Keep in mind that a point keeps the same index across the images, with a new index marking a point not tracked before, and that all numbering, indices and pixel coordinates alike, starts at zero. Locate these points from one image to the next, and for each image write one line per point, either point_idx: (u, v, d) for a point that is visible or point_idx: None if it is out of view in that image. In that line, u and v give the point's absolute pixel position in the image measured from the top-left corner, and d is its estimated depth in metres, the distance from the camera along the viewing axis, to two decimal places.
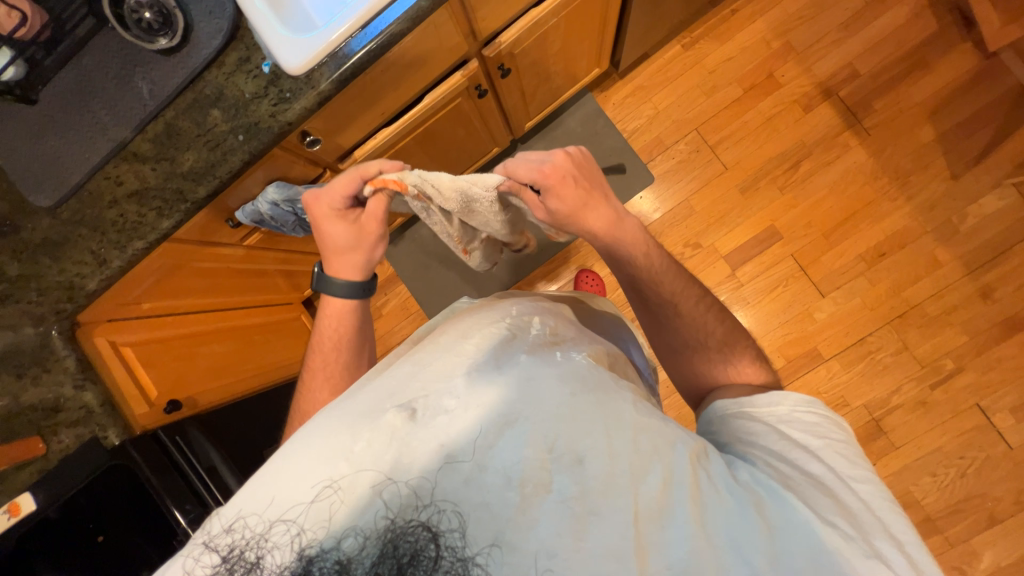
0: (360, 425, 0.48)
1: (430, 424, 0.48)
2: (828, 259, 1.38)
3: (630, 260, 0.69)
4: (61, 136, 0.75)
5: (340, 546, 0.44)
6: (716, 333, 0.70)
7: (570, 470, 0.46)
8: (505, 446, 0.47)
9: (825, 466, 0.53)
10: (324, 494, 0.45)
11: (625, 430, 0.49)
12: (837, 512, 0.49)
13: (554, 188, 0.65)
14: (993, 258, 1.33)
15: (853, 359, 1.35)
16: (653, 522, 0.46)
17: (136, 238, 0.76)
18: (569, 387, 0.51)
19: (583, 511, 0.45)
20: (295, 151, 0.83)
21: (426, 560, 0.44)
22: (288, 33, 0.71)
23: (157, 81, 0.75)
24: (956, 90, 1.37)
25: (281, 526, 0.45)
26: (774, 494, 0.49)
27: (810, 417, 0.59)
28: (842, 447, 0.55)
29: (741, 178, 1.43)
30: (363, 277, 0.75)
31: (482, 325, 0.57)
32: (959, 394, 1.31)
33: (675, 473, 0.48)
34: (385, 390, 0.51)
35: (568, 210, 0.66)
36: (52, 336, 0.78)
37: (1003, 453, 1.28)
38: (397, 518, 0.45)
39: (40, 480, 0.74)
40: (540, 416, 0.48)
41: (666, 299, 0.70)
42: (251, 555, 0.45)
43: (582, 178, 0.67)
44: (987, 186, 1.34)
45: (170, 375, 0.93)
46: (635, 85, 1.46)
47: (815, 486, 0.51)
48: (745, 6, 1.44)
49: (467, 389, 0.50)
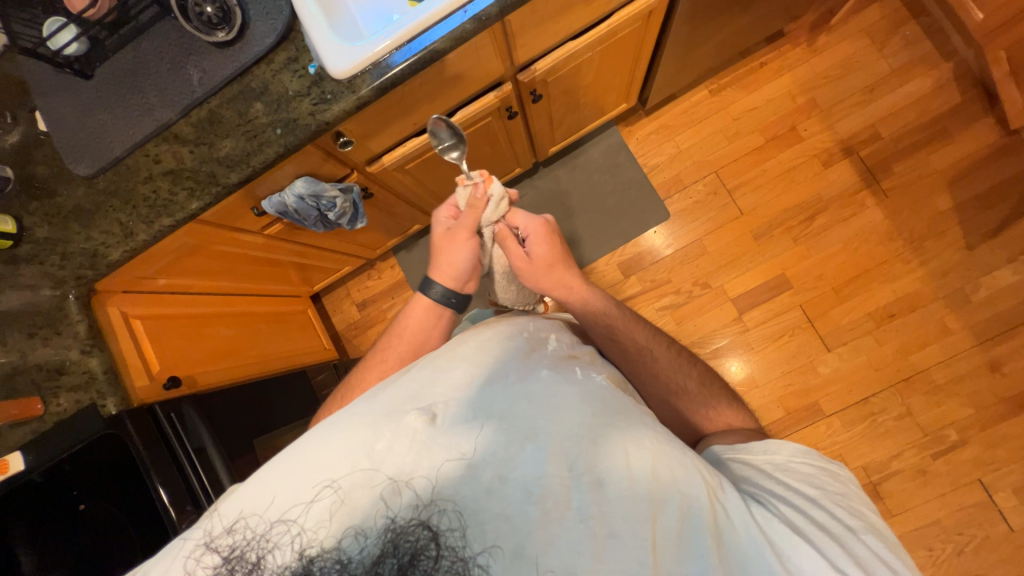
0: (383, 424, 0.49)
1: (450, 430, 0.49)
2: (837, 313, 1.38)
3: (601, 311, 0.74)
4: (110, 112, 0.79)
5: (340, 545, 0.44)
6: (691, 373, 0.72)
7: (590, 491, 0.47)
8: (526, 459, 0.47)
9: (826, 512, 0.53)
10: (324, 494, 0.46)
11: (647, 454, 0.49)
12: (848, 561, 0.49)
13: (541, 238, 0.74)
14: (1003, 332, 1.32)
15: (854, 418, 1.33)
16: (671, 551, 0.46)
17: (165, 215, 0.79)
18: (590, 407, 0.52)
19: (601, 533, 0.46)
20: (326, 150, 0.86)
21: (426, 560, 0.43)
22: (337, 39, 0.75)
23: (208, 71, 0.79)
24: (976, 162, 1.39)
25: (281, 527, 0.46)
26: (785, 539, 0.49)
27: (806, 468, 0.59)
28: (840, 497, 0.55)
29: (756, 225, 1.44)
30: (457, 285, 0.74)
31: (507, 337, 0.59)
32: (961, 467, 1.28)
33: (694, 505, 0.48)
34: (406, 391, 0.52)
35: (550, 259, 0.75)
36: (68, 300, 0.81)
37: (1003, 534, 1.23)
38: (398, 518, 0.45)
39: (33, 441, 0.75)
40: (562, 433, 0.49)
41: (643, 347, 0.72)
42: (252, 556, 0.45)
43: (558, 243, 0.76)
44: (1001, 259, 1.34)
45: (174, 352, 0.94)
46: (661, 123, 1.50)
47: (822, 531, 0.51)
48: (773, 61, 1.49)
49: (488, 402, 0.51)
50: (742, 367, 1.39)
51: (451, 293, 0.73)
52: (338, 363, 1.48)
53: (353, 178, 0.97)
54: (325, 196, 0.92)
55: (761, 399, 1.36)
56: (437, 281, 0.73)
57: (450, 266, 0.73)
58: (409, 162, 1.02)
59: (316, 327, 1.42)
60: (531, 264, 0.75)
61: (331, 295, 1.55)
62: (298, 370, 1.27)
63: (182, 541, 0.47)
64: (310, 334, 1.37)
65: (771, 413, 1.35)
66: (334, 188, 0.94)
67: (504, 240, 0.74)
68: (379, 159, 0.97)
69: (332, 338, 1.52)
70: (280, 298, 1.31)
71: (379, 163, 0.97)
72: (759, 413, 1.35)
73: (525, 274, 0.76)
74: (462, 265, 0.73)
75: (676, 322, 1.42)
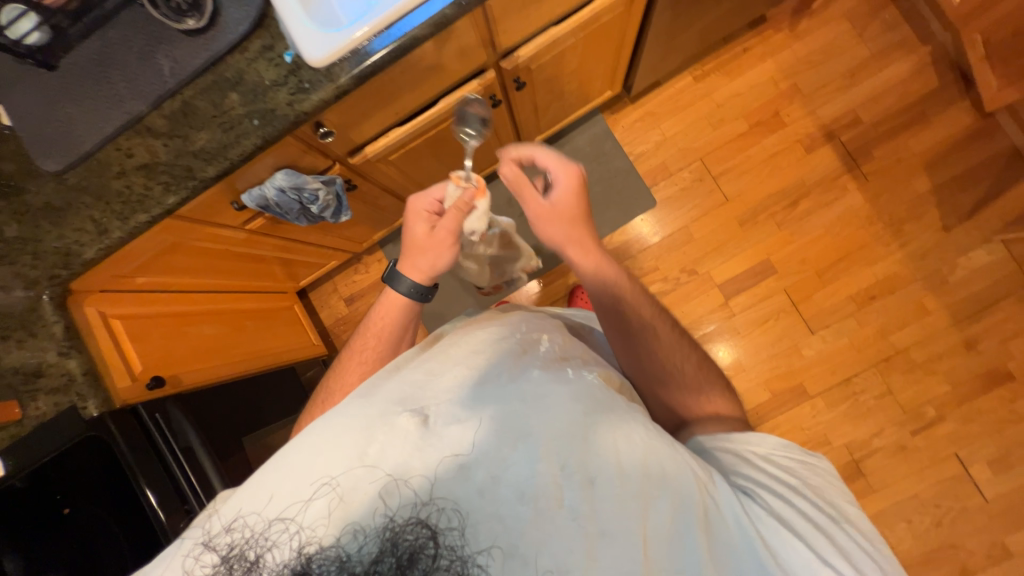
0: (375, 426, 0.49)
1: (444, 432, 0.49)
2: (820, 296, 1.41)
3: (611, 281, 0.71)
4: (77, 105, 0.76)
5: (340, 543, 0.44)
6: (690, 357, 0.72)
7: (581, 489, 0.47)
8: (518, 459, 0.48)
9: (811, 504, 0.55)
10: (323, 492, 0.46)
11: (636, 452, 0.50)
12: (834, 552, 0.51)
13: (569, 187, 0.70)
14: (978, 311, 1.36)
15: (837, 398, 1.36)
16: (661, 547, 0.47)
17: (141, 211, 0.76)
18: (581, 406, 0.52)
19: (592, 530, 0.46)
20: (306, 142, 0.84)
21: (425, 558, 0.43)
22: (313, 26, 0.73)
23: (179, 60, 0.76)
24: (952, 145, 1.42)
25: (280, 525, 0.46)
26: (775, 533, 0.51)
27: (791, 459, 0.60)
28: (823, 488, 0.57)
29: (741, 210, 1.46)
30: (427, 282, 0.73)
31: (497, 338, 0.59)
32: (939, 442, 1.32)
33: (682, 498, 0.49)
34: (398, 393, 0.52)
35: (570, 212, 0.70)
36: (42, 301, 0.77)
37: (978, 505, 1.28)
38: (397, 517, 0.45)
39: (11, 446, 0.73)
40: (553, 432, 0.49)
41: (646, 322, 0.71)
42: (251, 554, 0.45)
43: (584, 198, 0.71)
44: (977, 240, 1.38)
45: (156, 351, 0.92)
46: (645, 110, 1.50)
47: (810, 524, 0.52)
48: (756, 46, 1.49)
49: (480, 403, 0.51)
50: (730, 352, 1.41)
51: (422, 288, 0.73)
52: (328, 358, 1.47)
53: (336, 170, 0.95)
54: (307, 189, 0.91)
55: (748, 382, 1.39)
56: (408, 275, 0.72)
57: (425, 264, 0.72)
58: (392, 153, 1.00)
59: (302, 322, 1.41)
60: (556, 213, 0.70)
61: (317, 291, 1.53)
62: (286, 365, 1.26)
63: (180, 541, 0.47)
64: (297, 330, 1.36)
65: (758, 395, 1.38)
66: (316, 181, 0.92)
67: (520, 186, 0.70)
68: (361, 151, 0.95)
69: (320, 333, 1.50)
70: (264, 295, 1.29)
71: (362, 154, 0.95)
72: (746, 396, 1.38)
73: (541, 219, 0.71)
74: (440, 267, 0.73)
75: None
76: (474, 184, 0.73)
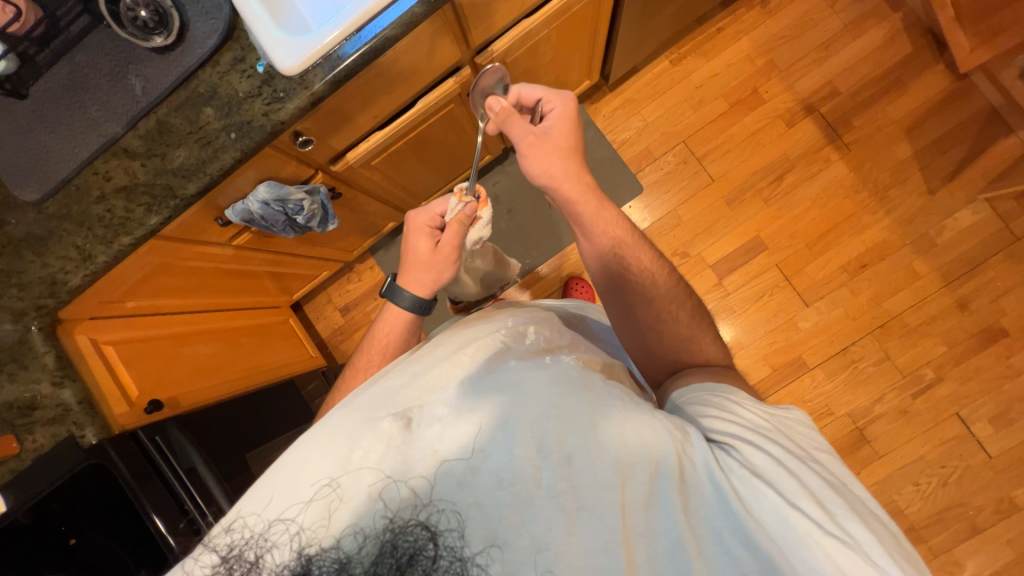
0: (359, 432, 0.49)
1: (427, 432, 0.49)
2: (812, 269, 1.42)
3: (606, 228, 0.73)
4: (51, 131, 0.75)
5: (340, 544, 0.45)
6: (685, 305, 0.73)
7: (559, 468, 0.47)
8: (496, 447, 0.48)
9: (783, 448, 0.52)
10: (322, 494, 0.46)
11: (613, 426, 0.50)
12: (805, 497, 0.47)
13: (562, 114, 0.72)
14: (968, 271, 1.37)
15: (837, 368, 1.37)
16: (638, 516, 0.47)
17: (124, 233, 0.76)
18: (558, 388, 0.52)
19: (571, 507, 0.46)
20: (286, 152, 0.83)
21: (425, 559, 0.44)
22: (283, 34, 0.72)
23: (150, 79, 0.75)
24: (931, 109, 1.43)
25: (280, 526, 0.46)
26: (749, 484, 0.48)
27: (763, 411, 0.57)
28: (794, 433, 0.55)
29: (728, 189, 1.46)
30: (430, 296, 0.74)
31: (479, 335, 0.59)
32: (939, 403, 1.34)
33: (661, 467, 0.49)
34: (381, 397, 0.51)
35: (563, 141, 0.72)
36: (31, 332, 0.76)
37: (983, 462, 1.30)
38: (397, 517, 0.46)
39: (12, 481, 0.72)
40: (529, 418, 0.49)
41: (645, 268, 0.73)
42: (250, 555, 0.45)
43: (576, 128, 0.73)
44: (961, 201, 1.39)
45: (153, 375, 0.91)
46: (625, 97, 1.50)
47: (779, 467, 0.49)
48: (730, 25, 1.49)
49: (460, 398, 0.51)
50: (728, 330, 1.41)
51: (423, 301, 0.73)
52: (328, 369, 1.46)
53: (318, 179, 0.95)
54: (291, 200, 0.91)
55: (747, 359, 1.40)
56: (409, 289, 0.72)
57: (428, 276, 0.73)
58: (374, 157, 1.00)
59: (298, 335, 1.40)
60: (545, 141, 0.72)
61: (312, 303, 1.52)
62: (287, 378, 1.25)
63: None
64: (294, 343, 1.35)
65: (758, 371, 1.39)
66: (300, 191, 0.92)
67: (511, 117, 0.73)
68: (343, 158, 0.95)
69: (318, 345, 1.49)
70: (258, 311, 1.28)
71: (343, 160, 0.95)
72: (747, 373, 1.39)
73: (533, 151, 0.72)
74: (445, 281, 0.75)
75: None
76: (476, 198, 0.75)
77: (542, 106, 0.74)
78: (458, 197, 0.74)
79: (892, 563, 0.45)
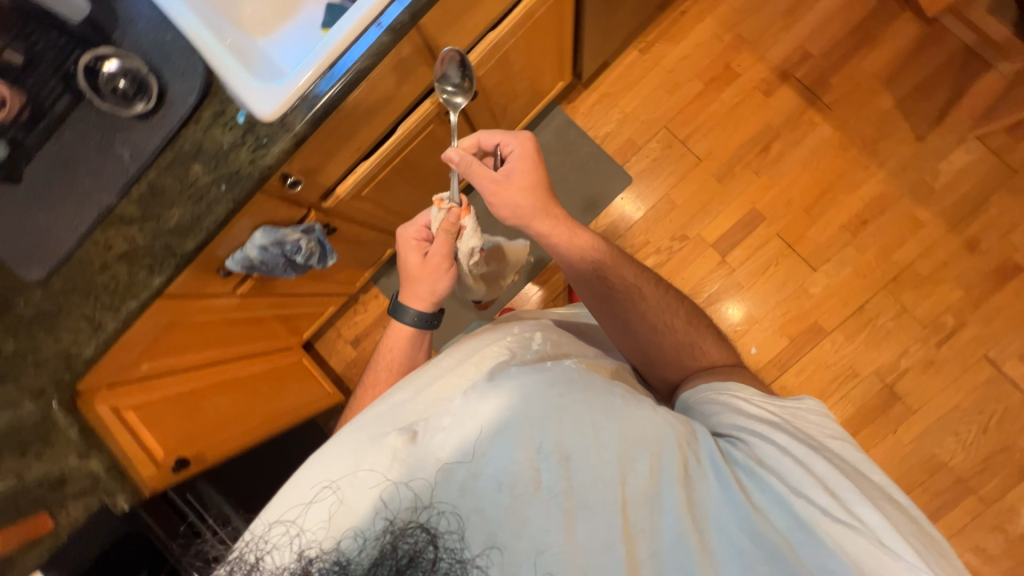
0: (364, 443, 0.49)
1: (428, 441, 0.49)
2: (814, 233, 1.41)
3: (585, 251, 0.76)
4: (49, 210, 0.77)
5: (339, 547, 0.45)
6: (679, 311, 0.74)
7: (559, 468, 0.47)
8: (496, 451, 0.48)
9: (787, 437, 0.54)
10: (323, 495, 0.47)
11: (615, 423, 0.50)
12: (812, 484, 0.49)
13: (522, 157, 0.76)
14: (972, 211, 1.35)
15: (855, 328, 1.35)
16: (642, 510, 0.47)
17: (130, 297, 0.77)
18: (558, 388, 0.51)
19: (572, 506, 0.47)
20: (277, 196, 0.84)
21: (424, 564, 0.44)
22: (259, 83, 0.74)
23: (137, 145, 0.77)
24: (906, 57, 1.43)
25: (280, 527, 0.47)
26: (754, 474, 0.50)
27: (768, 405, 0.59)
28: (799, 426, 0.57)
29: (716, 167, 1.46)
30: (432, 309, 0.75)
31: (483, 346, 0.60)
32: (966, 348, 1.31)
33: (664, 460, 0.49)
34: (387, 410, 0.52)
35: (526, 179, 0.76)
36: (52, 409, 0.76)
37: (1019, 401, 1.28)
38: (397, 520, 0.46)
39: (54, 556, 0.72)
40: (529, 419, 0.49)
41: (630, 283, 0.75)
42: (250, 556, 0.46)
43: (538, 165, 0.77)
44: (952, 142, 1.38)
45: (174, 433, 0.91)
46: (601, 92, 1.51)
47: (786, 457, 0.51)
48: (692, 7, 1.51)
49: (461, 404, 0.51)
50: (739, 307, 1.40)
51: (424, 316, 0.74)
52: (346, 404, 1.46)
53: (312, 218, 0.96)
54: (288, 241, 0.91)
55: (763, 333, 1.38)
56: (413, 305, 0.74)
57: (430, 293, 0.74)
58: (363, 189, 1.01)
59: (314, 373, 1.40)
60: (508, 183, 0.75)
61: (322, 340, 1.53)
62: (307, 420, 1.25)
63: None
64: (311, 382, 1.35)
65: (776, 343, 1.37)
66: (296, 231, 0.93)
67: (472, 162, 0.73)
68: (333, 193, 0.96)
69: (334, 381, 1.50)
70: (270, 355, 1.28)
71: (334, 196, 0.97)
72: (765, 346, 1.37)
73: (500, 194, 0.75)
74: (443, 292, 0.75)
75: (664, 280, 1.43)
76: (458, 205, 0.74)
77: (501, 150, 0.77)
78: (439, 205, 0.74)
79: (906, 546, 0.45)
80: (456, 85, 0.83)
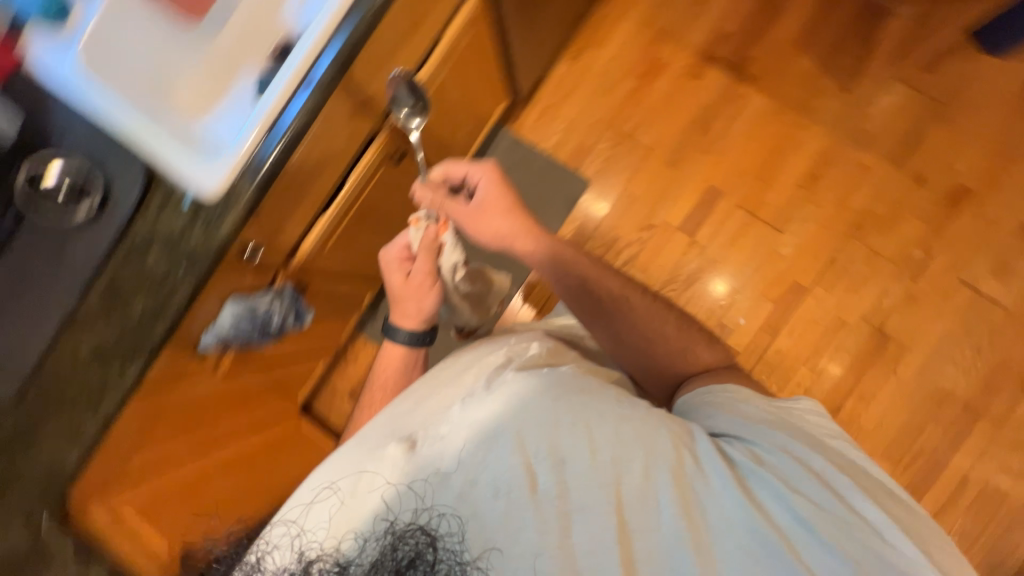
0: (371, 456, 0.63)
1: (426, 453, 0.62)
2: (772, 197, 1.45)
3: (573, 269, 0.81)
4: (8, 326, 0.76)
5: (340, 544, 0.61)
6: (669, 318, 0.81)
7: (551, 473, 0.59)
8: (494, 459, 0.60)
9: (787, 438, 0.64)
10: (322, 497, 0.63)
11: (602, 428, 0.61)
12: (812, 481, 0.60)
13: (488, 184, 0.84)
14: (912, 147, 1.42)
15: (832, 279, 1.38)
16: (633, 507, 0.58)
17: (107, 397, 0.76)
18: (552, 398, 0.62)
19: (564, 509, 0.58)
20: (241, 266, 0.84)
21: (426, 558, 0.59)
22: (201, 162, 0.76)
23: (90, 244, 0.77)
24: (816, 19, 1.51)
25: (283, 528, 0.63)
26: (757, 474, 0.60)
27: (765, 409, 0.68)
28: (794, 428, 0.67)
29: (666, 153, 1.51)
30: (422, 326, 0.83)
31: (479, 362, 0.70)
32: (940, 276, 1.35)
33: (655, 461, 0.59)
34: (393, 426, 0.65)
35: (495, 203, 0.83)
36: (44, 528, 0.77)
37: (1002, 316, 1.31)
38: (398, 522, 0.61)
39: None
40: (525, 430, 0.61)
41: (618, 295, 0.80)
42: (258, 551, 0.63)
43: (507, 190, 0.84)
44: (877, 88, 1.45)
45: (179, 521, 0.87)
46: (542, 106, 1.56)
47: (791, 459, 0.62)
48: (609, 11, 1.58)
49: (457, 416, 0.63)
50: (720, 281, 1.42)
51: (416, 333, 0.82)
52: None
53: (282, 278, 0.98)
54: (261, 304, 0.94)
55: (747, 302, 1.40)
56: (403, 324, 0.82)
57: (417, 311, 0.82)
58: (326, 242, 1.03)
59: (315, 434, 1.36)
60: (480, 210, 0.83)
61: (318, 400, 1.51)
62: None
63: None
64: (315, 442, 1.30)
65: (762, 309, 1.39)
66: (267, 295, 0.96)
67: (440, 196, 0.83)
68: (297, 252, 0.98)
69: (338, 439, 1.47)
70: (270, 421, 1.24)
71: (299, 254, 0.98)
72: (752, 314, 1.39)
73: (473, 219, 0.83)
74: (429, 310, 0.82)
75: (642, 270, 1.46)
76: (435, 222, 0.83)
77: (469, 180, 0.85)
78: (416, 223, 0.81)
79: (894, 530, 0.58)
80: (411, 106, 0.96)
